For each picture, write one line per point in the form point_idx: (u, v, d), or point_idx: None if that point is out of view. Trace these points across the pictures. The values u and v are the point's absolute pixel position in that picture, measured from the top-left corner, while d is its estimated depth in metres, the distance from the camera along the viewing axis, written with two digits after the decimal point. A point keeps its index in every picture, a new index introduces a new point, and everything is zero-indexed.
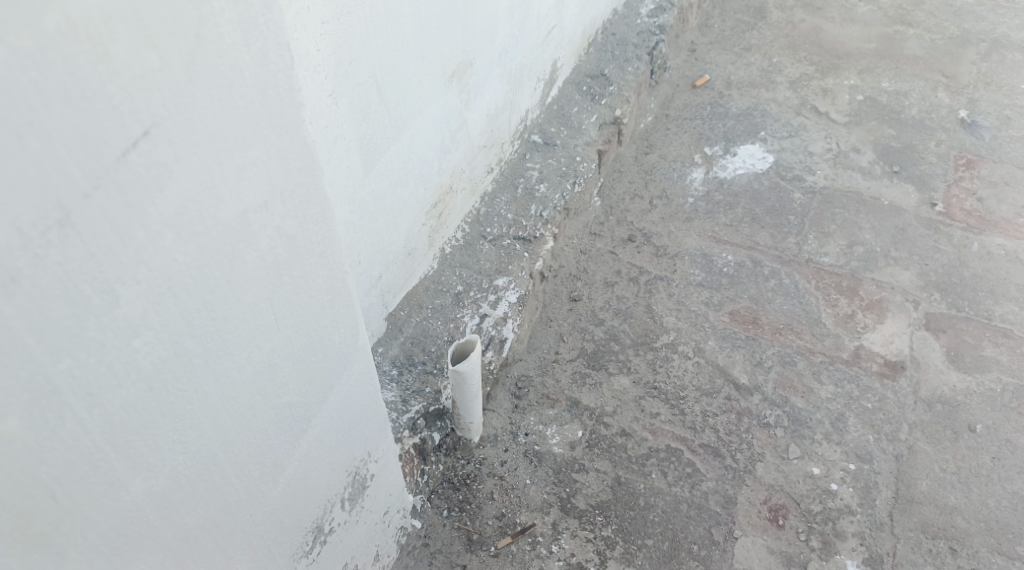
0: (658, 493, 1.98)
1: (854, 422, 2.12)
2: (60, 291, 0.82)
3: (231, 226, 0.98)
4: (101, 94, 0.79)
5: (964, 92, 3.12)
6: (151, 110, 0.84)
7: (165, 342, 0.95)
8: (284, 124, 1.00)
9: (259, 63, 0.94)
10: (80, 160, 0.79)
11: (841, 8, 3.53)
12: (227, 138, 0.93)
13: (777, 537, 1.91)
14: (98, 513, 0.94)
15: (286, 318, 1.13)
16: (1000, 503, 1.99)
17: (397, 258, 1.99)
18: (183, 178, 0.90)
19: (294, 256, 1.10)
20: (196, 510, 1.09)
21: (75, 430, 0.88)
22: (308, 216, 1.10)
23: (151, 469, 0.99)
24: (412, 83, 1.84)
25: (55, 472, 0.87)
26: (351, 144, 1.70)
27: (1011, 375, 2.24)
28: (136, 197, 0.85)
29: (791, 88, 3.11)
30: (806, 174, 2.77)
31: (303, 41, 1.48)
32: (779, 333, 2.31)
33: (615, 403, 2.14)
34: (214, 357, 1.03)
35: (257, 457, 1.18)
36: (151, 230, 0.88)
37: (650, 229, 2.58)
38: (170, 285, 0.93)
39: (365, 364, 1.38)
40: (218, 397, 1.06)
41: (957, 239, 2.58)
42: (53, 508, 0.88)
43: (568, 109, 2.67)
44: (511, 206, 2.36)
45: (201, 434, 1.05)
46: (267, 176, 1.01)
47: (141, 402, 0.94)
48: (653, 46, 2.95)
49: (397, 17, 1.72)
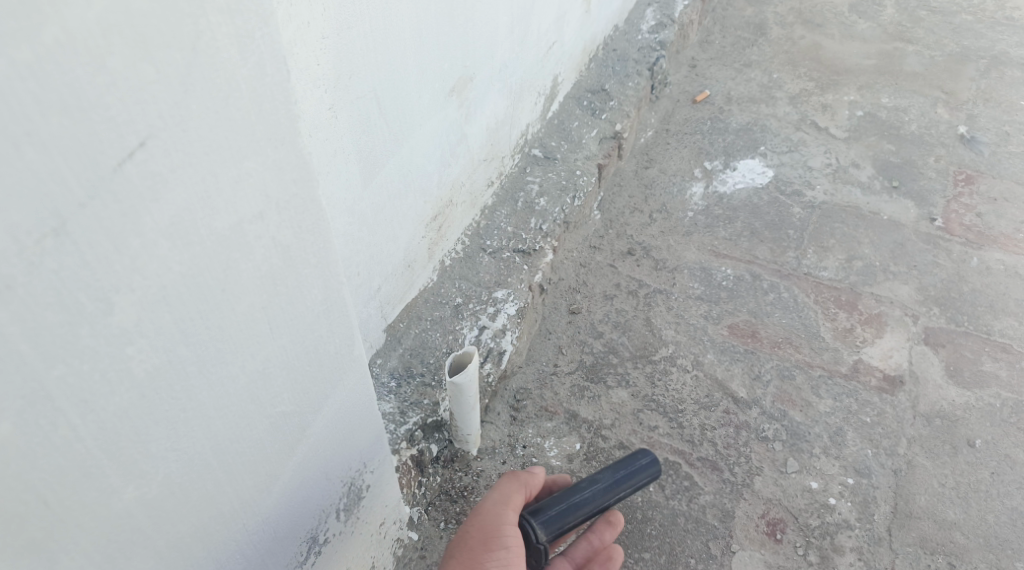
0: (656, 506, 1.97)
1: (852, 436, 2.12)
2: (55, 298, 0.83)
3: (226, 236, 0.99)
4: (98, 105, 0.80)
5: (963, 108, 3.13)
6: (148, 121, 0.85)
7: (159, 350, 0.96)
8: (279, 135, 1.01)
9: (256, 76, 0.95)
10: (76, 170, 0.80)
11: (840, 24, 3.56)
12: (223, 150, 0.94)
13: (775, 552, 1.91)
14: (91, 520, 0.94)
15: (280, 328, 1.14)
16: (999, 518, 1.99)
17: (396, 270, 2.00)
18: (179, 188, 0.91)
19: (289, 266, 1.11)
20: (189, 517, 1.09)
21: (69, 436, 0.89)
22: (303, 226, 1.11)
23: (144, 477, 0.99)
24: (412, 96, 1.86)
25: (47, 479, 0.88)
26: (349, 156, 1.71)
27: (1010, 390, 2.24)
28: (132, 206, 0.87)
29: (791, 103, 3.13)
30: (806, 189, 2.78)
31: (304, 55, 1.50)
32: (778, 347, 2.31)
33: (613, 416, 2.14)
34: (209, 365, 1.03)
35: (252, 465, 1.18)
36: (147, 238, 0.89)
37: (650, 243, 2.59)
38: (164, 294, 0.94)
39: (360, 374, 1.38)
40: (213, 404, 1.06)
41: (956, 254, 2.58)
42: (45, 514, 0.89)
43: (568, 123, 2.69)
44: (510, 219, 2.38)
45: (195, 442, 1.06)
46: (263, 188, 1.02)
47: (135, 409, 0.95)
48: (653, 62, 2.97)
49: (397, 31, 1.73)
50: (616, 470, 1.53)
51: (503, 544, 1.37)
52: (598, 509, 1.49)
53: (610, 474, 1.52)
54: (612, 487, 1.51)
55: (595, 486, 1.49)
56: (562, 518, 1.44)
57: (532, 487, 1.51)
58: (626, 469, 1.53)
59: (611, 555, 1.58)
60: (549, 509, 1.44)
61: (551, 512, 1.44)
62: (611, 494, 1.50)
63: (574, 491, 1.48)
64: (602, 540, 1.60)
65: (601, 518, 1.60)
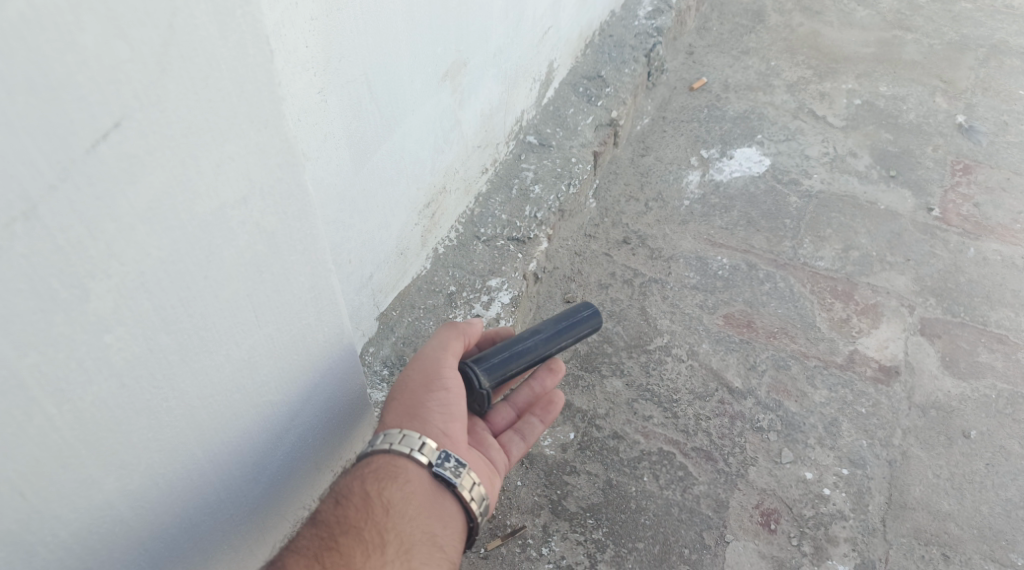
0: (650, 496, 1.96)
1: (847, 427, 2.11)
2: (26, 284, 0.89)
3: (208, 221, 1.04)
4: (68, 84, 0.86)
5: (962, 97, 3.11)
6: (122, 102, 0.90)
7: (137, 339, 1.02)
8: (264, 117, 1.05)
9: (236, 56, 0.99)
10: (46, 151, 0.86)
11: (838, 12, 3.53)
12: (203, 132, 0.99)
13: (769, 542, 1.90)
14: (66, 502, 1.03)
15: (266, 315, 1.19)
16: (993, 509, 1.98)
17: (389, 257, 1.98)
18: (156, 172, 0.96)
19: (275, 252, 1.16)
20: (166, 501, 1.17)
21: (44, 425, 0.97)
22: (290, 212, 1.15)
23: (124, 468, 1.08)
24: (404, 81, 1.83)
25: (21, 469, 0.97)
26: (340, 141, 1.69)
27: (1006, 381, 2.23)
28: (107, 190, 0.92)
29: (789, 91, 3.10)
30: (803, 177, 2.76)
31: (292, 37, 1.48)
32: (773, 337, 2.30)
33: (608, 405, 2.13)
34: (191, 353, 1.10)
35: (234, 456, 1.25)
36: (123, 223, 0.95)
37: (645, 231, 2.57)
38: (143, 281, 1.00)
39: (343, 365, 1.41)
40: (195, 394, 1.13)
41: (953, 244, 2.57)
42: (19, 504, 0.98)
43: (564, 110, 2.66)
44: (505, 206, 2.35)
45: (177, 431, 1.13)
46: (247, 171, 1.06)
47: (114, 398, 1.03)
48: (650, 48, 2.93)
49: (388, 16, 1.71)
50: (556, 324, 1.71)
51: (444, 386, 1.53)
52: (542, 357, 1.67)
53: (551, 325, 1.70)
54: (553, 336, 1.69)
55: (537, 335, 1.67)
56: (504, 365, 1.61)
57: (468, 336, 1.65)
58: (568, 321, 1.72)
59: (552, 400, 1.73)
60: (491, 358, 1.61)
61: (493, 360, 1.61)
62: (552, 342, 1.68)
63: (516, 341, 1.65)
64: (543, 386, 1.76)
65: (543, 365, 1.77)
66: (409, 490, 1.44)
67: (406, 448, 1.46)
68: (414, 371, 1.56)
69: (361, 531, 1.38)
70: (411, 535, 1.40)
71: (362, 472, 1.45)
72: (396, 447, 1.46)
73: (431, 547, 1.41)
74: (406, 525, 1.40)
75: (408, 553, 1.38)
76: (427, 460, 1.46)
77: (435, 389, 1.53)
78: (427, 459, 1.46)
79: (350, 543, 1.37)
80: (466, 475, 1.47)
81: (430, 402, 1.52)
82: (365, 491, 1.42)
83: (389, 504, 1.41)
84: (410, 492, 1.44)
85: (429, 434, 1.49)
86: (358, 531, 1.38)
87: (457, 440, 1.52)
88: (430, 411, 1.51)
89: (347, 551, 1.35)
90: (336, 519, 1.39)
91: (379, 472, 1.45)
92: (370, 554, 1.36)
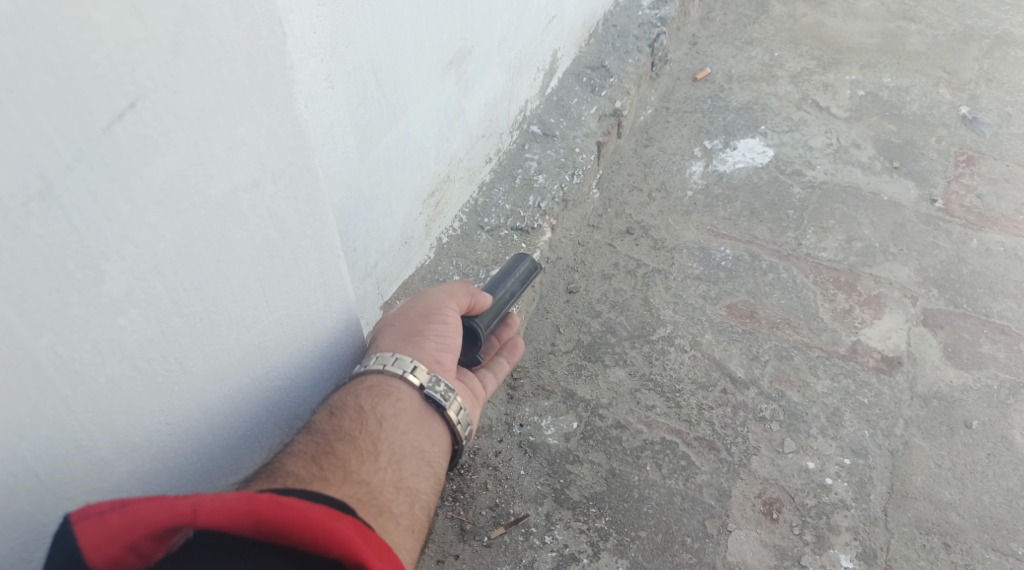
0: (653, 485, 1.97)
1: (850, 417, 2.12)
2: (42, 265, 0.97)
3: (220, 204, 1.11)
4: (84, 64, 0.92)
5: (966, 89, 3.11)
6: (137, 83, 0.96)
7: (151, 321, 1.10)
8: (275, 101, 1.12)
9: (250, 38, 1.05)
10: (63, 131, 0.93)
11: (843, 3, 3.52)
12: (215, 115, 1.05)
13: (771, 531, 1.91)
14: (79, 476, 1.12)
15: (277, 301, 1.27)
16: (994, 499, 1.99)
17: (393, 246, 1.99)
18: (169, 153, 1.03)
19: (285, 237, 1.23)
20: (176, 478, 1.26)
21: (60, 407, 1.06)
22: (300, 196, 1.22)
23: (136, 450, 1.17)
24: (409, 69, 1.83)
25: (36, 449, 1.06)
26: (346, 128, 1.69)
27: (1008, 372, 2.23)
28: (121, 170, 0.99)
29: (793, 82, 3.10)
30: (806, 168, 2.76)
31: (299, 22, 1.48)
32: (776, 328, 2.30)
33: (610, 395, 2.13)
34: (203, 336, 1.18)
35: (231, 427, 1.31)
36: (137, 205, 1.02)
37: (649, 222, 2.57)
38: (157, 264, 1.07)
39: (339, 327, 1.44)
40: (208, 377, 1.22)
41: (956, 236, 2.57)
42: (34, 484, 1.08)
43: (567, 100, 2.66)
44: (509, 196, 2.36)
45: (189, 413, 1.22)
46: (258, 155, 1.13)
47: (128, 379, 1.11)
48: (654, 38, 2.92)
49: (394, 5, 1.71)
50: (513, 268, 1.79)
51: (445, 320, 1.55)
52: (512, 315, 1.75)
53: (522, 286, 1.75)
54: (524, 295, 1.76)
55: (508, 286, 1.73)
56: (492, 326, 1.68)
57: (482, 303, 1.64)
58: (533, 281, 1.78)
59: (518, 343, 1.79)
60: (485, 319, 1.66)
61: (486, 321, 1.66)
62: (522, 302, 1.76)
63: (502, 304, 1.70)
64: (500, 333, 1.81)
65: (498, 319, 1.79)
66: (401, 407, 1.45)
67: (399, 369, 1.47)
68: (411, 304, 1.58)
69: (357, 440, 1.37)
70: (403, 447, 1.41)
71: (355, 388, 1.44)
72: (389, 368, 1.47)
73: (420, 461, 1.42)
74: (397, 439, 1.41)
75: (399, 463, 1.38)
76: (419, 382, 1.48)
77: (434, 321, 1.55)
78: (419, 381, 1.48)
79: (346, 449, 1.35)
80: (455, 398, 1.50)
81: (429, 333, 1.54)
82: (360, 404, 1.41)
83: (382, 418, 1.42)
84: (401, 409, 1.45)
85: (421, 357, 1.51)
86: (353, 440, 1.37)
87: (448, 368, 1.55)
88: (426, 339, 1.53)
89: (343, 457, 1.33)
90: (332, 428, 1.37)
91: (373, 389, 1.45)
92: (366, 460, 1.35)
